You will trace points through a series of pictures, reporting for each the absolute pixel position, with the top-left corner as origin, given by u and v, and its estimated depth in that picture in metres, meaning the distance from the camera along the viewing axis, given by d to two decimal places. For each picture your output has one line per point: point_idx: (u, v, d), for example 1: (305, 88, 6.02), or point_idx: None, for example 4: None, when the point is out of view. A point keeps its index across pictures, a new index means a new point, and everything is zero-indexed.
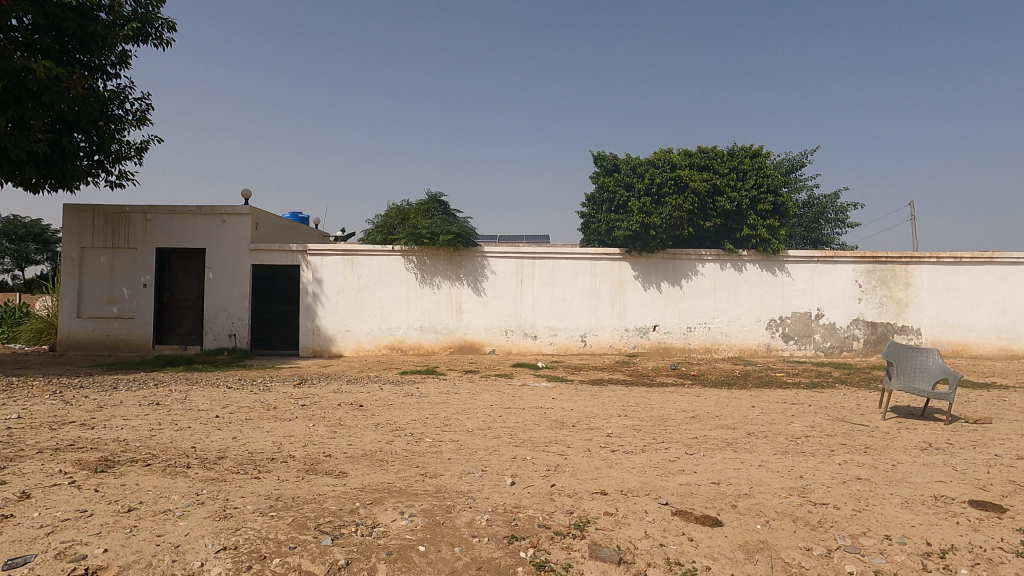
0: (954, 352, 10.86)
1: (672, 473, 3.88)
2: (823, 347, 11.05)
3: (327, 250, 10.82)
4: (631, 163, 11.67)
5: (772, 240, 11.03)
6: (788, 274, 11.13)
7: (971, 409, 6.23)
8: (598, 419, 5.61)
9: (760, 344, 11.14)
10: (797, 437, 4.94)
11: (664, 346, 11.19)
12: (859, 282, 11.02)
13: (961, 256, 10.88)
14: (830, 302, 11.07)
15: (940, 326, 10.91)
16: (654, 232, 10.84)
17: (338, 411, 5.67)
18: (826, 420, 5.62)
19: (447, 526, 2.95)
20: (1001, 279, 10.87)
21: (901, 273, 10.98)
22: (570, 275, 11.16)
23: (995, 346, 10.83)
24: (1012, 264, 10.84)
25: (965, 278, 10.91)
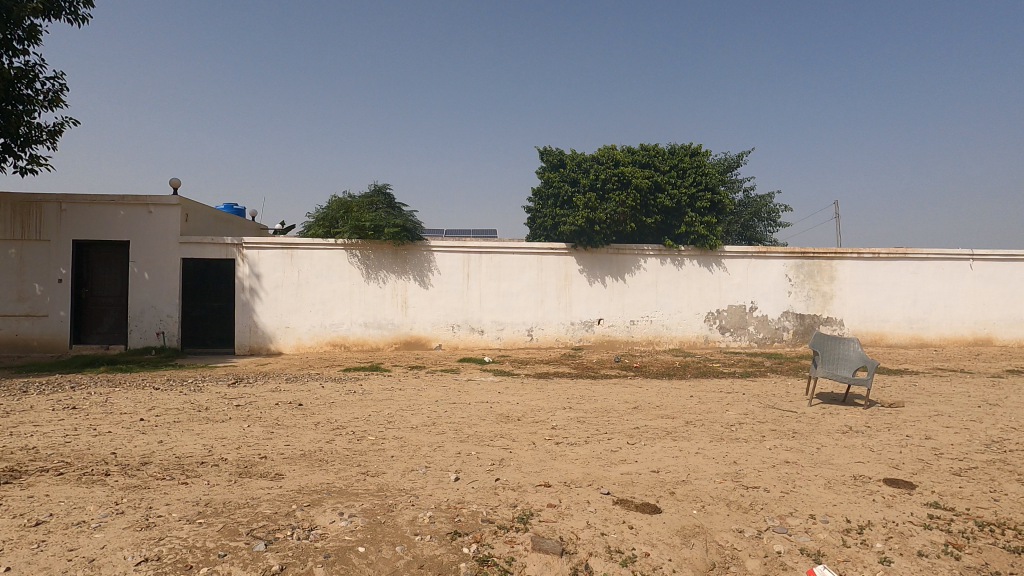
0: (872, 341, 11.66)
1: (613, 463, 3.96)
2: (756, 338, 11.61)
3: (264, 243, 10.37)
4: (577, 158, 11.76)
5: (710, 236, 11.48)
6: (724, 269, 11.61)
7: (887, 394, 6.71)
8: (543, 412, 5.65)
9: (699, 336, 11.57)
10: (731, 424, 5.16)
11: (608, 339, 11.43)
12: (790, 276, 11.65)
13: (879, 252, 11.68)
14: (763, 295, 11.63)
15: (860, 318, 11.69)
16: (599, 227, 11.03)
17: (276, 410, 5.44)
18: (758, 407, 5.91)
19: (388, 525, 2.89)
20: (914, 273, 11.74)
21: (827, 268, 11.67)
22: (517, 269, 11.19)
23: (908, 336, 11.70)
24: (923, 260, 11.73)
25: (882, 273, 11.71)
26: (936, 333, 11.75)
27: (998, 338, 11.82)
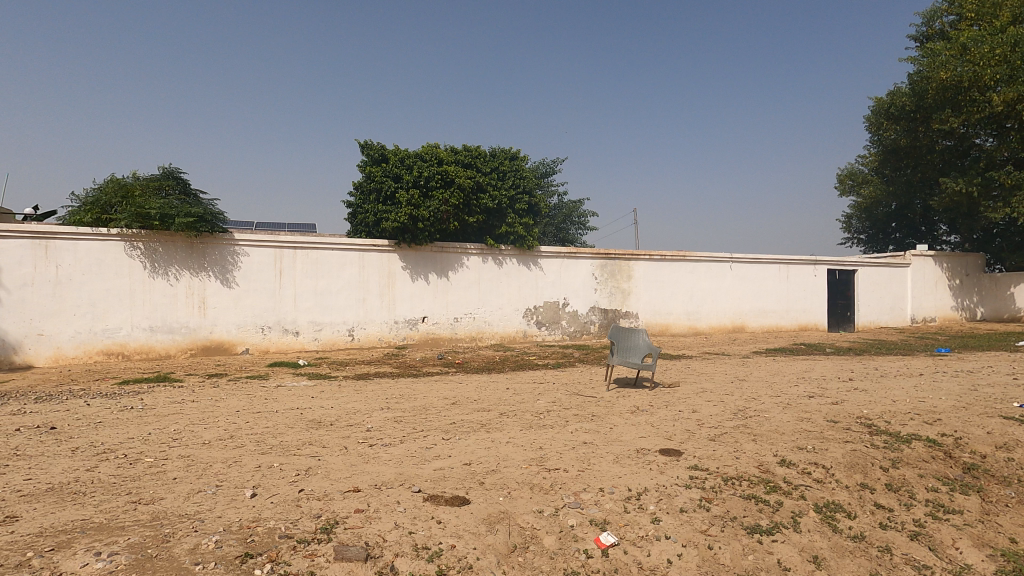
0: (660, 331, 13.51)
1: (427, 460, 3.98)
2: (568, 332, 12.66)
3: (4, 231, 8.32)
4: (400, 154, 11.34)
5: (528, 237, 12.19)
6: (541, 267, 12.44)
7: (667, 376, 7.80)
8: (359, 414, 5.45)
9: (518, 331, 12.22)
10: (540, 412, 5.54)
11: (432, 337, 11.48)
12: (596, 275, 12.92)
13: (665, 254, 13.55)
14: (574, 292, 12.72)
15: (651, 311, 13.46)
16: (422, 225, 10.96)
17: (16, 438, 4.40)
18: (565, 395, 6.44)
19: (161, 559, 2.52)
20: (691, 273, 13.86)
21: (625, 268, 13.20)
22: (336, 266, 10.64)
23: (686, 326, 13.78)
24: (698, 261, 13.91)
25: (668, 272, 13.62)
26: (706, 323, 14.03)
27: (749, 325, 14.53)
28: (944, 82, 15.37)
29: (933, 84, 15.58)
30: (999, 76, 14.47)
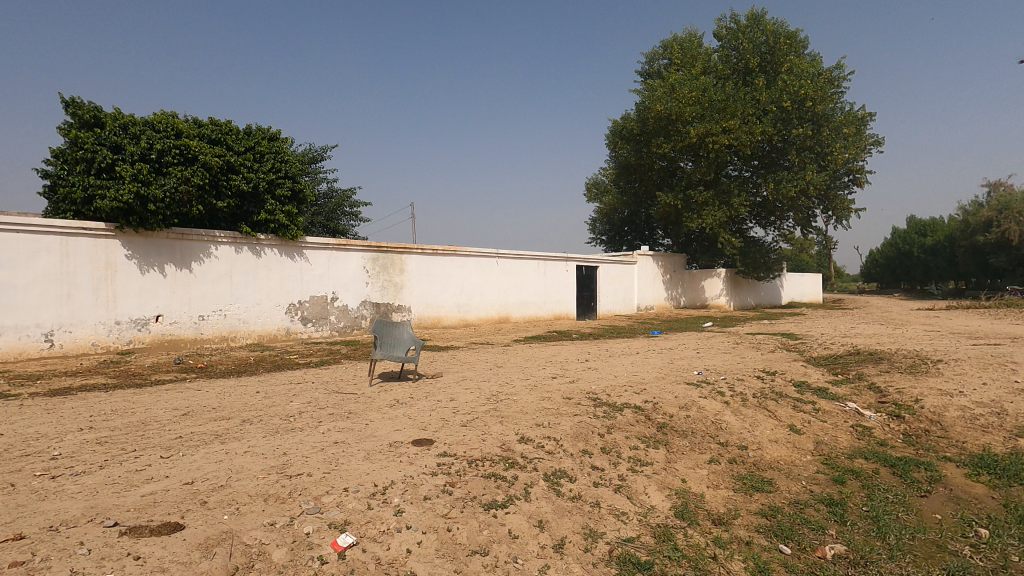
0: (432, 324, 13.82)
1: (135, 486, 3.34)
2: (337, 327, 12.09)
3: None
4: (121, 120, 9.21)
5: (291, 226, 11.21)
6: (306, 259, 11.61)
7: (432, 367, 7.99)
8: (44, 439, 4.32)
9: (279, 329, 11.21)
10: (290, 415, 5.13)
11: (169, 339, 9.81)
12: (367, 268, 12.61)
13: (437, 249, 13.89)
14: (343, 286, 12.20)
15: (423, 304, 13.68)
16: (154, 206, 9.14)
17: None
18: (322, 394, 6.09)
19: None
20: (461, 267, 14.45)
21: (398, 261, 13.16)
22: (23, 254, 8.32)
23: (457, 318, 14.35)
24: (468, 256, 14.57)
25: (440, 266, 13.99)
26: (475, 315, 14.81)
27: (513, 316, 15.81)
28: (659, 113, 18.90)
29: (651, 113, 19.04)
30: (694, 114, 18.39)
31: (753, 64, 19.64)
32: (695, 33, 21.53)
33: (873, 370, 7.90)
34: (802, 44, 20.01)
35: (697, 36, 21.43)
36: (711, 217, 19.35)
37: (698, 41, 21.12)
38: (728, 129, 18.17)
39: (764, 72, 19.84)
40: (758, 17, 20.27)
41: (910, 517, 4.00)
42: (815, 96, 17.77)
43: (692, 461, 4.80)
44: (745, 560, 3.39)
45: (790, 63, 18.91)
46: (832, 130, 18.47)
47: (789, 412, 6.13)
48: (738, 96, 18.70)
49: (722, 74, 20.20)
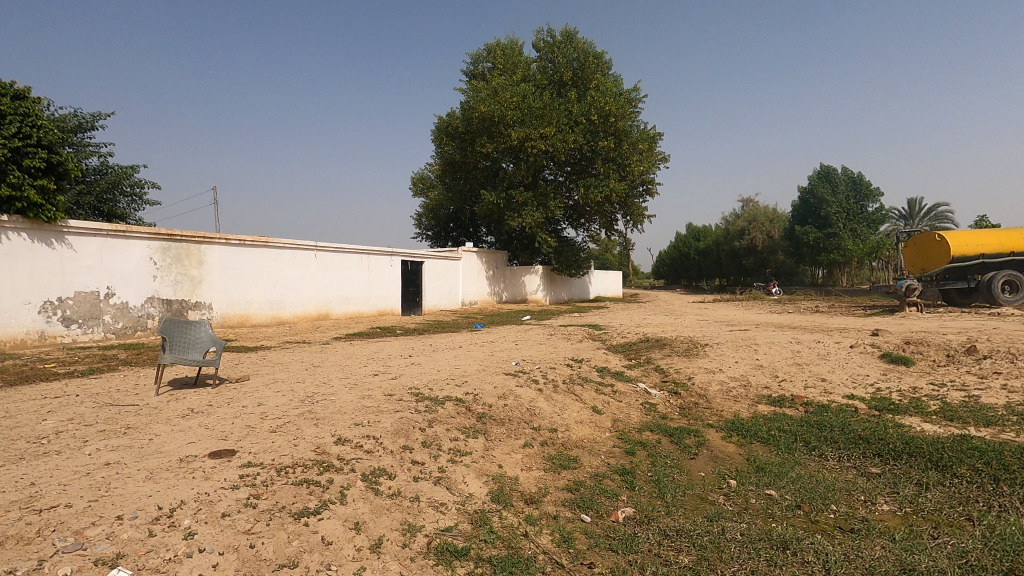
0: (238, 323, 12.47)
1: None
2: (114, 329, 10.24)
3: None
4: None
5: (47, 205, 9.16)
6: (69, 247, 9.60)
7: (237, 371, 7.19)
8: None
9: (29, 333, 9.09)
10: (43, 437, 4.21)
11: None
12: (154, 260, 10.90)
13: (244, 239, 12.57)
14: (122, 279, 10.36)
15: (227, 301, 12.26)
16: None
17: None
18: (90, 408, 5.10)
19: None
20: (274, 260, 13.28)
21: (195, 252, 11.62)
22: None
23: (268, 315, 13.13)
24: (281, 248, 13.44)
25: (248, 258, 12.67)
26: (290, 312, 13.72)
27: (333, 313, 14.99)
28: (482, 114, 19.53)
29: (476, 113, 19.59)
30: (515, 118, 19.38)
31: (567, 77, 21.36)
32: (516, 42, 22.67)
33: (659, 354, 9.18)
34: (607, 65, 22.32)
35: (518, 44, 22.58)
36: (530, 217, 20.61)
37: (519, 49, 22.28)
38: (544, 135, 19.51)
39: (575, 86, 21.69)
40: (571, 35, 22.09)
41: (683, 477, 4.74)
42: (617, 113, 19.97)
43: (509, 447, 5.07)
44: (552, 533, 3.70)
45: (597, 81, 20.97)
46: (630, 145, 20.94)
47: (593, 395, 6.82)
48: (553, 106, 20.18)
49: (540, 84, 21.59)
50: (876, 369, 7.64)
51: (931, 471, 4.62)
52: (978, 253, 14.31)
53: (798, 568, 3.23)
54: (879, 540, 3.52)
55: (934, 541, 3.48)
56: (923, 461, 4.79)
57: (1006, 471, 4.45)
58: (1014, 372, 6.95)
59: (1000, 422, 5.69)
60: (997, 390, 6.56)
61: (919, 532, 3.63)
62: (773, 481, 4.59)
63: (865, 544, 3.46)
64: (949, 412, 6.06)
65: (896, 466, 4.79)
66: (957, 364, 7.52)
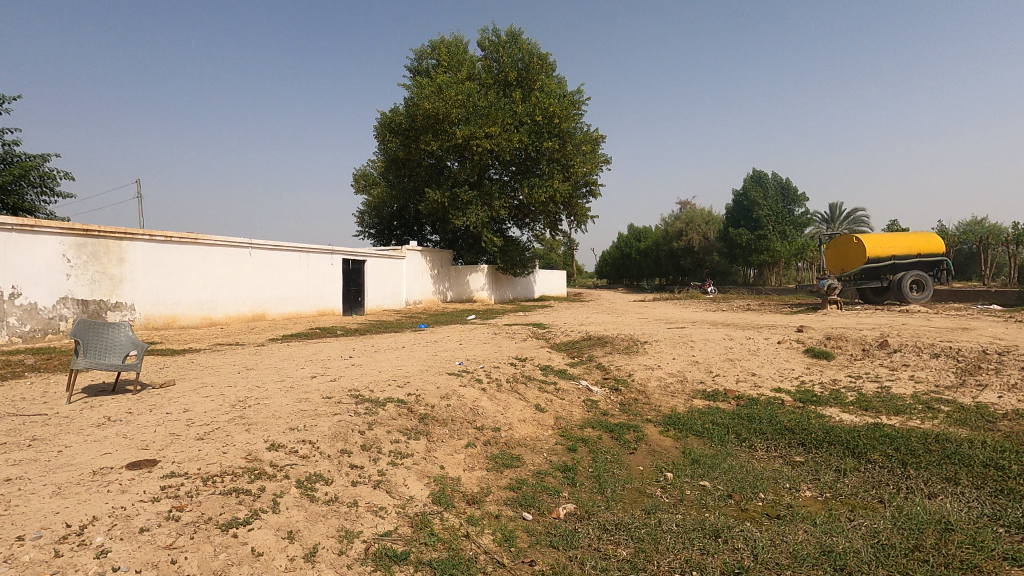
0: (164, 324, 11.74)
1: None
2: (21, 332, 9.39)
3: None
4: None
5: None
6: None
7: (161, 375, 6.75)
8: None
9: None
10: None
11: None
12: (67, 257, 10.09)
13: (170, 236, 11.84)
14: (30, 278, 9.52)
15: (152, 301, 11.53)
16: None
17: None
18: None
19: None
20: (204, 258, 12.59)
21: (114, 250, 10.85)
22: None
23: (198, 317, 12.44)
24: (212, 246, 12.76)
25: (174, 256, 11.95)
26: (222, 313, 13.05)
27: (269, 313, 14.38)
28: (427, 111, 19.31)
29: (420, 110, 19.34)
30: (459, 116, 19.29)
31: (512, 77, 21.46)
32: (461, 40, 22.54)
33: (600, 352, 9.37)
34: (552, 66, 22.57)
35: (463, 42, 22.46)
36: (475, 216, 20.57)
37: (464, 47, 22.16)
38: (490, 134, 19.52)
39: (520, 86, 21.82)
40: (515, 35, 22.21)
41: (622, 472, 4.86)
42: (561, 114, 20.24)
43: (451, 448, 5.02)
44: (494, 532, 3.69)
45: (542, 82, 21.19)
46: (574, 146, 21.27)
47: (536, 393, 6.88)
48: (498, 106, 20.23)
49: (485, 83, 21.57)
50: (800, 363, 8.12)
51: (848, 457, 4.95)
52: (890, 254, 15.48)
53: (729, 554, 3.37)
54: (802, 524, 3.72)
55: (850, 523, 3.72)
56: (842, 448, 5.12)
57: (912, 455, 4.83)
58: (920, 363, 7.56)
59: (908, 410, 6.18)
60: (905, 381, 7.11)
61: (838, 515, 3.87)
62: (707, 472, 4.78)
63: (789, 529, 3.66)
64: (864, 402, 6.52)
65: (817, 454, 5.10)
66: (871, 358, 8.10)
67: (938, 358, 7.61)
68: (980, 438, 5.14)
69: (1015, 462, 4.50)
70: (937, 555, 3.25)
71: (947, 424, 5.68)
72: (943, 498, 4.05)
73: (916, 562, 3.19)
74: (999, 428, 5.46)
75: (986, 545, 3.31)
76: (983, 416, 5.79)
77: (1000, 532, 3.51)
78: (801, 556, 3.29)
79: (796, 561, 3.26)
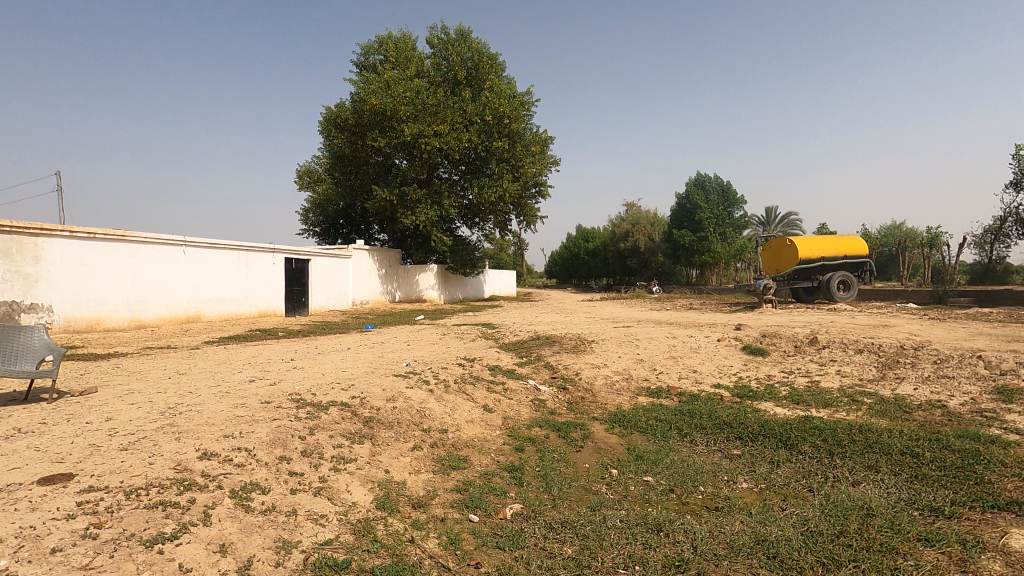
0: (86, 327, 10.95)
1: None
2: None
3: None
4: None
5: None
6: None
7: (81, 382, 6.27)
8: None
9: None
10: None
11: None
12: None
13: (93, 232, 11.07)
14: None
15: (73, 302, 10.74)
16: None
17: None
18: None
19: None
20: (132, 257, 11.82)
21: (29, 246, 10.08)
22: None
23: (126, 318, 11.69)
24: (141, 243, 11.99)
25: (98, 254, 11.16)
26: (153, 314, 12.30)
27: (205, 314, 13.68)
28: (374, 107, 18.90)
29: (367, 106, 18.90)
30: (408, 114, 19.01)
31: (461, 76, 21.32)
32: (409, 36, 22.22)
33: (548, 352, 9.44)
34: (501, 67, 22.60)
35: (411, 39, 22.11)
36: (424, 215, 20.35)
37: (412, 44, 21.81)
38: (439, 133, 19.33)
39: (470, 86, 21.71)
40: (465, 34, 22.09)
41: (568, 470, 4.91)
42: (510, 114, 20.28)
43: (396, 451, 4.92)
44: (439, 536, 3.64)
45: (491, 82, 21.16)
46: (524, 146, 21.36)
47: (484, 394, 6.85)
48: (448, 104, 20.05)
49: (434, 81, 21.33)
50: (738, 360, 8.46)
51: (781, 449, 5.19)
52: (819, 256, 16.41)
53: (670, 547, 3.46)
54: (738, 515, 3.87)
55: (783, 513, 3.90)
56: (775, 441, 5.38)
57: (839, 446, 5.12)
58: (846, 359, 8.04)
59: (835, 402, 6.56)
60: (833, 375, 7.55)
61: (772, 505, 4.05)
62: (650, 468, 4.90)
63: (726, 520, 3.79)
64: (796, 396, 6.86)
65: (753, 447, 5.32)
66: (802, 354, 8.55)
67: (862, 354, 8.12)
68: (898, 427, 5.52)
69: (928, 449, 4.85)
70: (860, 539, 3.46)
71: (869, 415, 6.06)
72: (866, 485, 4.31)
73: (841, 547, 3.37)
74: (914, 417, 5.88)
75: (903, 528, 3.54)
76: (901, 407, 6.22)
77: (915, 515, 3.77)
78: (737, 546, 3.41)
79: (732, 551, 3.38)
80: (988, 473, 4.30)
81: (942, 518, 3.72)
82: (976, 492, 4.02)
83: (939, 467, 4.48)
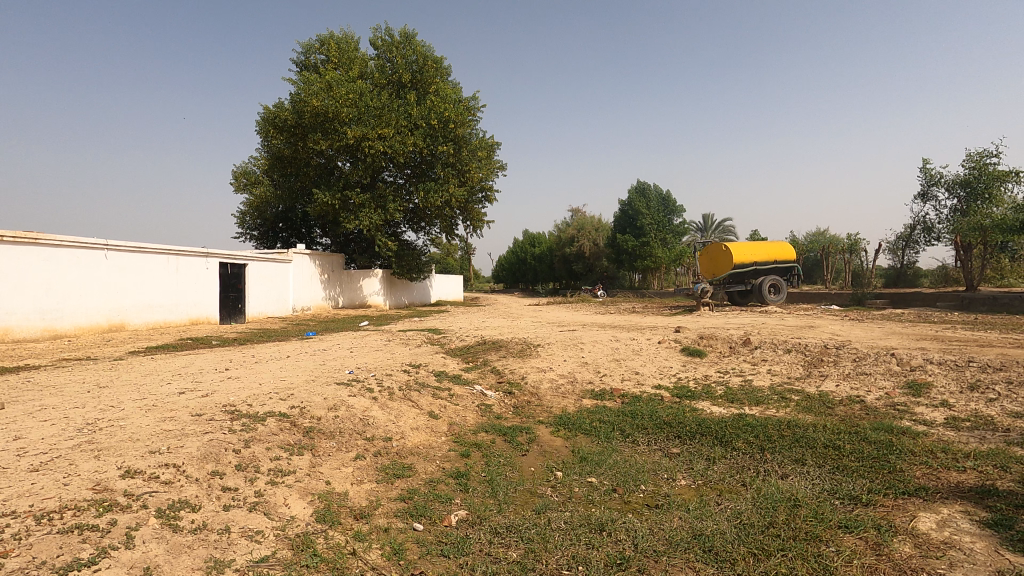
0: None
1: None
2: None
3: None
4: None
5: None
6: None
7: None
8: None
9: None
10: None
11: None
12: None
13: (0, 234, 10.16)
14: None
15: None
16: None
17: None
18: None
19: None
20: (45, 261, 10.94)
21: None
22: None
23: (38, 328, 10.82)
24: (55, 247, 11.11)
25: (6, 259, 10.27)
26: (70, 323, 11.43)
27: (129, 323, 12.84)
28: (315, 109, 18.43)
29: (307, 108, 18.39)
30: (350, 116, 18.61)
31: (406, 79, 21.10)
32: (352, 36, 21.82)
33: (494, 357, 9.46)
34: (447, 72, 22.56)
35: (354, 39, 21.70)
36: (368, 219, 19.92)
37: (356, 44, 21.41)
38: (383, 135, 19.05)
39: (415, 89, 21.52)
40: (410, 37, 21.91)
41: (514, 474, 4.93)
42: (456, 119, 20.23)
43: (338, 462, 4.78)
44: (382, 547, 3.57)
45: (437, 86, 21.08)
46: (470, 151, 21.32)
47: (429, 401, 6.77)
48: (391, 107, 19.78)
49: (378, 82, 21.00)
50: (677, 361, 8.78)
51: (717, 447, 5.41)
52: (752, 261, 17.27)
53: (612, 546, 3.54)
54: (677, 512, 4.00)
55: (718, 507, 4.06)
56: (712, 438, 5.60)
57: (769, 441, 5.39)
58: (776, 358, 8.49)
59: (765, 400, 6.92)
60: (764, 374, 7.96)
61: (708, 501, 4.21)
62: (594, 469, 4.99)
63: (666, 517, 3.92)
64: (730, 395, 7.18)
65: (690, 445, 5.53)
66: (736, 354, 8.96)
67: (790, 353, 8.60)
68: (821, 422, 5.87)
69: (848, 441, 5.19)
70: (787, 529, 3.65)
71: (797, 411, 6.43)
72: (793, 478, 4.55)
73: (771, 538, 3.55)
74: (836, 412, 6.29)
75: (826, 517, 3.77)
76: (825, 403, 6.63)
77: (837, 504, 4.03)
78: (675, 542, 3.53)
79: (670, 546, 3.49)
80: (900, 462, 4.65)
81: (860, 506, 3.99)
82: (890, 480, 4.34)
83: (858, 458, 4.81)
